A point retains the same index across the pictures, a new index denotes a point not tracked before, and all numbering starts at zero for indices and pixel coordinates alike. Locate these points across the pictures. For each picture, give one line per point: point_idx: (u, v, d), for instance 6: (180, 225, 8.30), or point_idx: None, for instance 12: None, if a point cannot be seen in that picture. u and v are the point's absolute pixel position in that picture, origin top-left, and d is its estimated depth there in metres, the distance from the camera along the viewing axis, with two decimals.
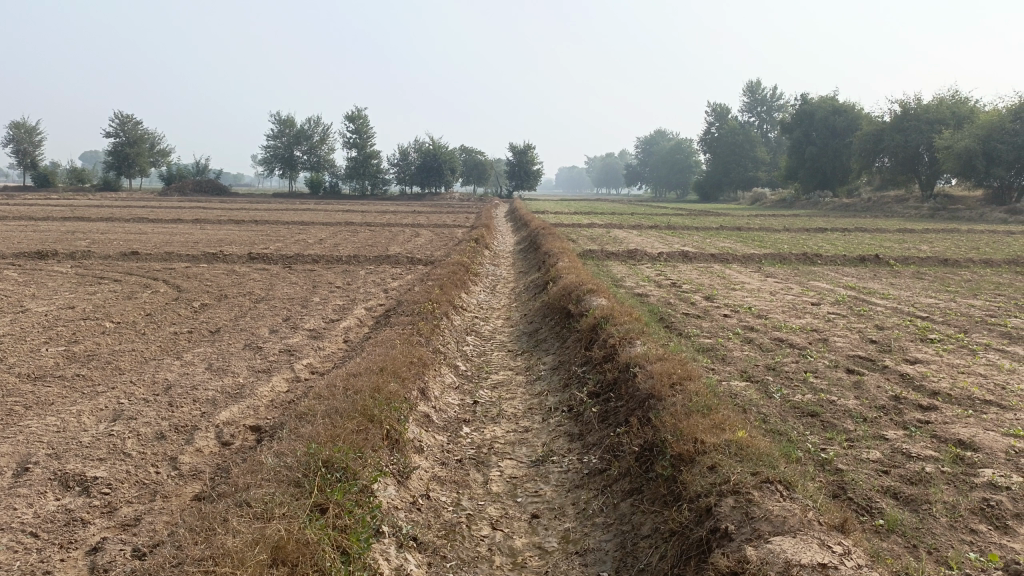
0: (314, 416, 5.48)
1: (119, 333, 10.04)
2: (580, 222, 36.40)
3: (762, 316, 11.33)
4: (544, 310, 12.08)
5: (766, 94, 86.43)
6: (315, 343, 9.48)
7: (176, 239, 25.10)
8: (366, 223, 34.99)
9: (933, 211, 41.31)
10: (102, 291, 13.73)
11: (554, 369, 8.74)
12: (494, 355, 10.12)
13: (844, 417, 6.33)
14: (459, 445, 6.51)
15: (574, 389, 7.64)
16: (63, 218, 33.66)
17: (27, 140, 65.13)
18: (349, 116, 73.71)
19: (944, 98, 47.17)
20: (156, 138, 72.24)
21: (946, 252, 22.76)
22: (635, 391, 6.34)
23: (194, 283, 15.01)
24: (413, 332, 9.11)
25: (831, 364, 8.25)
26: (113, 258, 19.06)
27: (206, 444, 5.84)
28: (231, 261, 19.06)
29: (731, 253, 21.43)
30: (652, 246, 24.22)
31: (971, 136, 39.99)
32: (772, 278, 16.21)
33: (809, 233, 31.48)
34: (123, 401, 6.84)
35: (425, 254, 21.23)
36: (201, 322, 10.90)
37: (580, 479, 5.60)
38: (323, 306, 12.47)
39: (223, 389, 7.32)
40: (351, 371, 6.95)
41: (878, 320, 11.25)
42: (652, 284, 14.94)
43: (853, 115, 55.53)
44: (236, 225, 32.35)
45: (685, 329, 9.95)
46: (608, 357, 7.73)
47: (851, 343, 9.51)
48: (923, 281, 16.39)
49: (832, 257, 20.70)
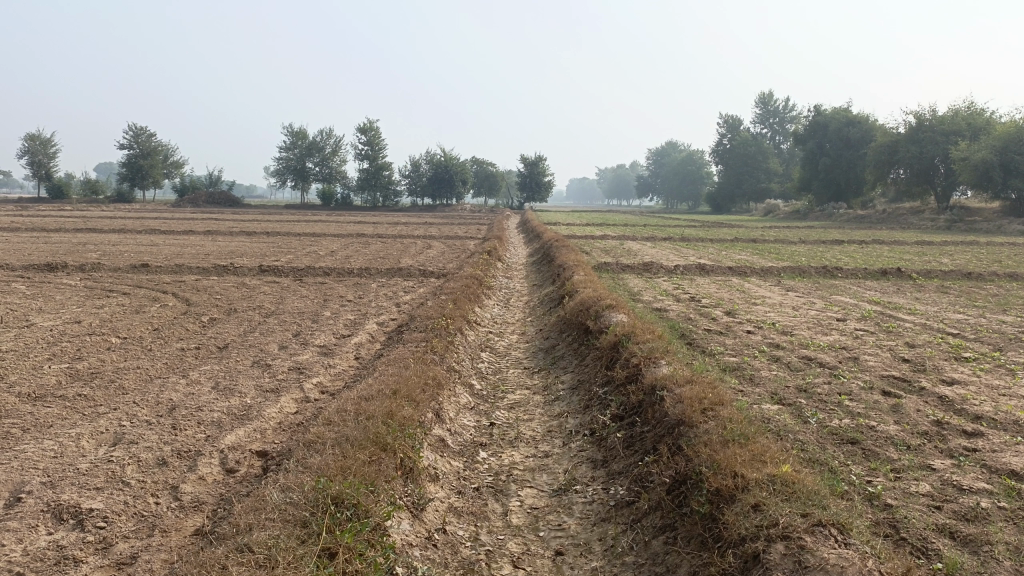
0: (324, 443, 5.15)
1: (125, 349, 9.76)
2: (593, 234, 36.07)
3: (787, 333, 10.95)
4: (560, 325, 11.74)
5: (778, 105, 86.06)
6: (325, 360, 9.18)
7: (187, 251, 24.96)
8: (378, 234, 34.87)
9: (949, 223, 40.70)
10: (109, 305, 13.49)
11: (573, 390, 8.38)
12: (510, 372, 9.78)
13: (886, 446, 5.94)
14: (476, 472, 6.16)
15: (595, 411, 7.29)
16: (75, 229, 33.61)
17: (42, 152, 65.44)
18: (361, 127, 73.90)
19: (960, 109, 46.64)
20: (170, 150, 72.49)
21: (967, 265, 22.29)
22: (662, 416, 5.98)
23: (203, 296, 14.75)
24: (426, 350, 8.79)
25: (865, 385, 7.86)
26: (123, 271, 18.89)
27: (210, 472, 5.53)
28: (241, 273, 18.85)
29: (748, 266, 21.07)
30: (667, 258, 23.89)
31: (988, 147, 39.41)
32: (793, 292, 15.82)
33: (825, 245, 31.02)
34: (124, 423, 6.54)
35: (438, 266, 20.97)
36: (209, 337, 10.62)
37: (607, 511, 5.23)
38: (334, 321, 12.19)
39: (229, 410, 7.01)
40: (363, 392, 6.62)
41: (908, 338, 10.83)
42: (670, 298, 14.60)
43: (868, 126, 55.04)
44: (248, 237, 32.21)
45: (708, 347, 9.58)
46: (631, 378, 7.36)
47: (883, 362, 9.11)
48: (948, 295, 15.95)
49: (852, 270, 20.28)
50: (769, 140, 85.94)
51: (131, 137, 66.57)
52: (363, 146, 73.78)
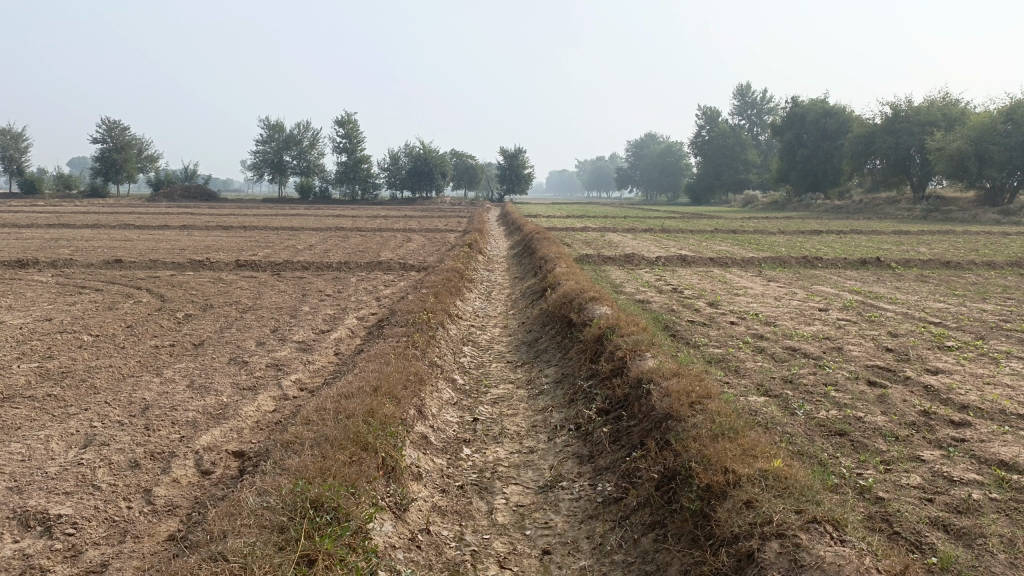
0: (303, 441, 4.99)
1: (97, 347, 9.51)
2: (573, 226, 35.98)
3: (771, 324, 10.89)
4: (543, 318, 11.60)
5: (756, 97, 86.46)
6: (304, 357, 8.99)
7: (162, 246, 24.57)
8: (358, 228, 34.57)
9: (926, 213, 41.07)
10: (82, 301, 13.18)
11: (557, 383, 8.27)
12: (493, 366, 9.65)
13: (874, 437, 5.88)
14: (460, 470, 6.02)
15: (580, 405, 7.17)
16: (48, 225, 33.03)
17: (14, 146, 64.30)
18: (339, 120, 73.36)
19: (935, 99, 47.04)
20: (145, 144, 71.51)
21: (945, 254, 22.46)
22: (650, 410, 5.86)
23: (179, 292, 14.48)
24: (407, 344, 8.62)
25: (851, 376, 7.81)
26: (97, 266, 18.52)
27: (184, 474, 5.34)
28: (218, 268, 18.54)
29: (729, 256, 21.09)
30: (648, 249, 23.90)
31: (963, 137, 39.78)
32: (775, 283, 15.79)
33: (804, 235, 31.17)
34: (95, 424, 6.32)
35: (418, 259, 20.76)
36: (185, 334, 10.38)
37: (594, 508, 5.11)
38: (314, 315, 11.99)
39: (204, 409, 6.81)
40: (344, 389, 6.44)
41: (891, 327, 10.82)
42: (652, 290, 14.53)
43: (844, 117, 55.38)
44: (224, 231, 31.80)
45: (692, 339, 9.50)
46: (617, 372, 7.25)
47: (867, 352, 9.06)
48: (928, 284, 16.01)
49: (833, 260, 20.33)
50: (747, 131, 86.33)
51: (105, 131, 65.52)
52: (341, 140, 73.23)
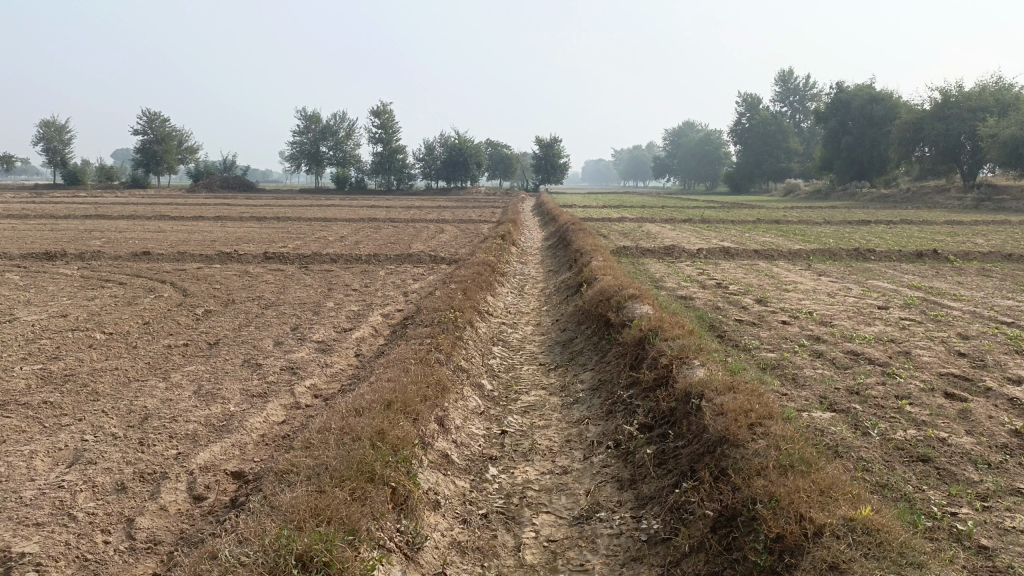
0: (300, 470, 4.33)
1: (108, 346, 9.00)
2: (610, 216, 35.07)
3: (827, 324, 10.00)
4: (578, 316, 10.85)
5: (798, 83, 84.37)
6: (322, 359, 8.40)
7: (193, 237, 24.29)
8: (390, 218, 34.08)
9: (977, 202, 39.39)
10: (102, 296, 12.76)
11: (594, 391, 7.56)
12: (524, 369, 8.97)
13: (964, 464, 5.07)
14: (484, 495, 5.34)
15: (620, 419, 6.44)
16: (84, 216, 33.13)
17: (58, 138, 65.29)
18: (374, 111, 73.24)
19: (987, 84, 45.08)
20: (183, 135, 72.06)
21: (1004, 246, 21.24)
22: (701, 430, 5.12)
23: (202, 286, 13.99)
24: (430, 348, 7.96)
25: (926, 387, 6.97)
26: (124, 259, 18.22)
27: (173, 501, 4.77)
28: (245, 261, 18.08)
29: (775, 248, 20.12)
30: (688, 240, 22.99)
31: (1018, 123, 37.95)
32: (826, 277, 14.86)
33: (852, 225, 29.92)
34: (87, 438, 5.77)
35: (450, 252, 20.18)
36: (200, 332, 9.84)
37: (638, 548, 4.40)
38: (337, 312, 11.39)
39: (207, 420, 6.23)
40: (356, 402, 5.79)
41: (960, 328, 9.90)
42: (695, 285, 13.73)
43: (892, 103, 53.48)
44: (257, 222, 31.46)
45: (742, 341, 8.72)
46: (661, 382, 6.50)
47: (938, 358, 8.19)
48: (992, 279, 14.91)
49: (885, 252, 19.24)
50: (789, 118, 84.26)
51: (145, 123, 66.04)
52: (376, 130, 73.03)
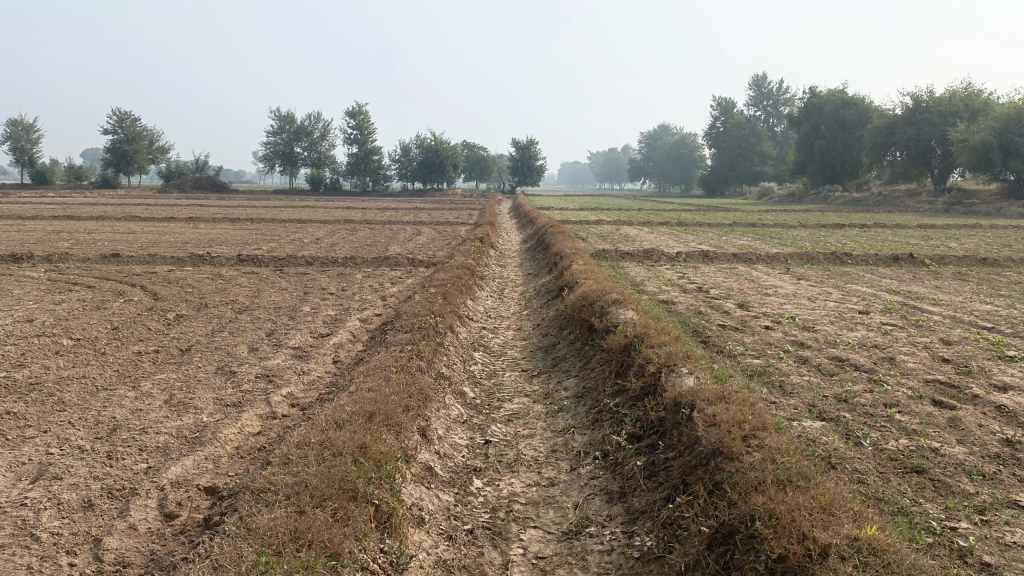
0: (278, 488, 4.12)
1: (74, 353, 8.68)
2: (587, 219, 35.01)
3: (810, 329, 9.94)
4: (560, 321, 10.70)
5: (772, 87, 85.13)
6: (298, 366, 8.17)
7: (164, 239, 23.81)
8: (366, 220, 33.75)
9: (948, 206, 39.90)
10: (69, 300, 12.38)
11: (579, 399, 7.41)
12: (506, 376, 8.79)
13: (959, 476, 4.98)
14: (469, 509, 5.16)
15: (607, 428, 6.28)
16: (52, 216, 32.44)
17: (25, 137, 63.99)
18: (350, 111, 72.72)
19: (957, 90, 45.70)
20: (155, 135, 71.00)
21: (977, 250, 21.45)
22: (693, 442, 4.98)
23: (174, 290, 13.65)
24: (411, 355, 7.76)
25: (913, 394, 6.90)
26: (93, 261, 17.78)
27: (143, 519, 4.54)
28: (219, 263, 17.72)
29: (753, 252, 20.13)
30: (667, 243, 22.96)
31: (986, 128, 38.51)
32: (806, 281, 14.86)
33: (827, 229, 30.11)
34: (51, 451, 5.50)
35: (427, 254, 19.96)
36: (172, 338, 9.54)
37: (632, 565, 4.25)
38: (313, 317, 11.14)
39: (179, 432, 5.98)
40: (336, 413, 5.57)
41: (943, 333, 9.88)
42: (676, 289, 13.65)
43: (864, 107, 54.05)
44: (230, 224, 30.98)
45: (727, 347, 8.61)
46: (649, 392, 6.36)
47: (924, 364, 8.15)
48: (969, 283, 15.00)
49: (862, 256, 19.32)
50: (763, 122, 85.00)
51: (115, 122, 64.98)
52: (352, 131, 72.51)
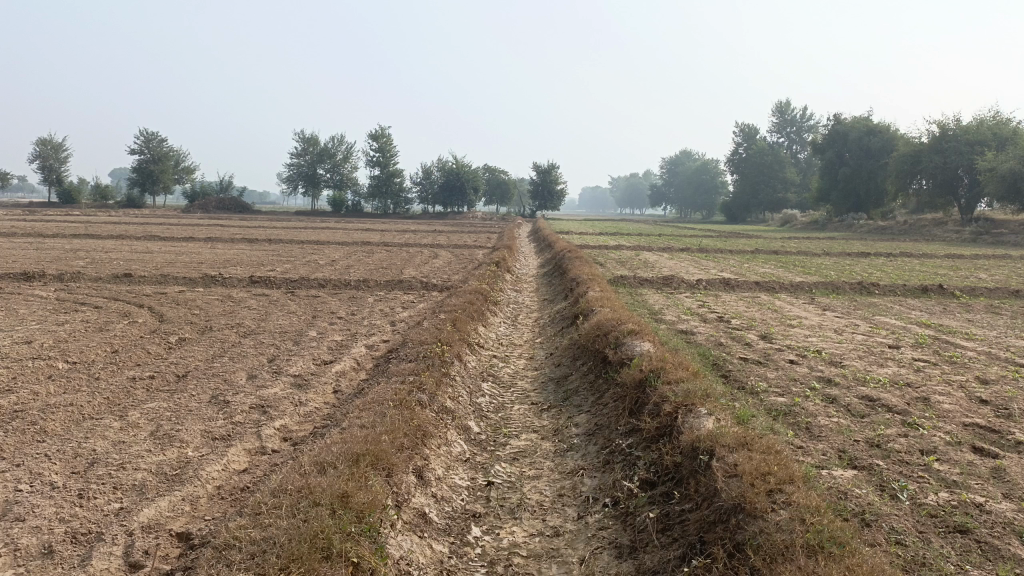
0: (245, 545, 3.71)
1: (66, 378, 8.35)
2: (606, 244, 34.66)
3: (837, 364, 9.42)
4: (573, 351, 10.27)
5: (795, 114, 84.63)
6: (296, 395, 7.79)
7: (180, 259, 23.66)
8: (384, 242, 33.54)
9: (975, 235, 39.01)
10: (73, 320, 12.13)
11: (589, 437, 6.95)
12: (515, 408, 8.35)
13: (1009, 537, 4.44)
14: (464, 562, 4.70)
15: (619, 472, 5.83)
16: (72, 234, 32.51)
17: (53, 157, 64.78)
18: (372, 134, 73.13)
19: (984, 118, 44.96)
20: (180, 155, 71.71)
21: (1009, 282, 20.78)
22: (712, 494, 4.52)
23: (180, 311, 13.37)
24: (412, 387, 7.35)
25: (951, 440, 6.36)
26: (105, 280, 17.60)
27: (105, 569, 4.14)
28: (230, 285, 17.49)
29: (776, 280, 19.60)
30: (687, 270, 22.49)
31: (1015, 157, 37.69)
32: (831, 312, 14.33)
33: (852, 257, 29.48)
34: (20, 488, 5.14)
35: (441, 278, 19.65)
36: (169, 363, 9.21)
37: None
38: (318, 342, 10.78)
39: (159, 468, 5.59)
40: (323, 454, 5.17)
41: (979, 371, 9.32)
42: (695, 318, 13.18)
43: (889, 135, 53.36)
44: (247, 244, 30.90)
45: (749, 383, 8.12)
46: (663, 433, 5.92)
47: (960, 406, 7.59)
48: (1002, 317, 14.36)
49: (889, 286, 18.71)
50: (786, 149, 84.42)
51: (142, 143, 65.68)
52: (374, 154, 72.84)
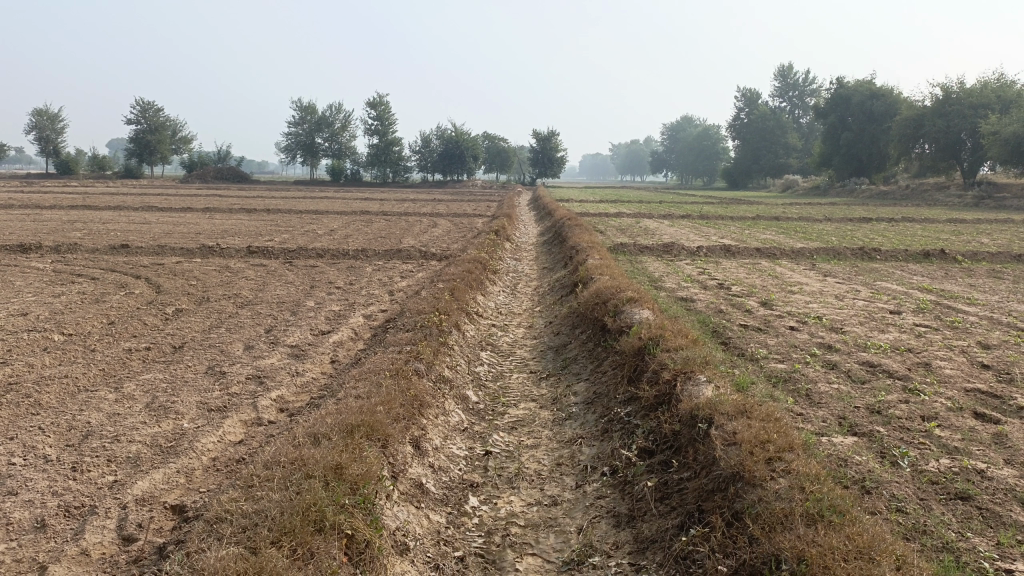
0: (237, 519, 3.68)
1: (62, 350, 8.31)
2: (607, 211, 34.46)
3: (838, 330, 9.35)
4: (573, 319, 10.20)
5: (797, 78, 83.67)
6: (293, 366, 7.74)
7: (177, 230, 23.51)
8: (383, 211, 33.37)
9: (978, 200, 38.74)
10: (70, 292, 12.06)
11: (588, 406, 6.91)
12: (513, 377, 8.30)
13: (1010, 503, 4.39)
14: (461, 532, 4.67)
15: (617, 440, 5.78)
16: (70, 206, 32.31)
17: (50, 128, 64.24)
18: (370, 102, 72.45)
19: (989, 81, 44.39)
20: (177, 125, 71.11)
21: (1011, 246, 20.64)
22: (711, 462, 4.47)
23: (177, 282, 13.28)
24: (409, 357, 7.29)
25: (953, 406, 6.30)
26: (102, 252, 17.49)
27: (98, 543, 4.11)
28: (228, 255, 17.38)
29: (777, 246, 19.47)
30: (688, 237, 22.33)
31: (1020, 120, 37.28)
32: (832, 278, 14.23)
33: (854, 222, 29.32)
34: (13, 461, 5.10)
35: (440, 247, 19.54)
36: (166, 334, 9.15)
37: None
38: (316, 313, 10.71)
39: (154, 440, 5.55)
40: (317, 425, 5.13)
41: (981, 336, 9.25)
42: (696, 285, 13.09)
43: (892, 98, 52.76)
44: (245, 214, 30.73)
45: (749, 350, 8.06)
46: (662, 401, 5.87)
47: (962, 371, 7.54)
48: (1005, 281, 14.27)
49: (891, 252, 18.58)
50: (788, 113, 83.63)
51: (138, 112, 65.09)
52: (372, 121, 72.22)
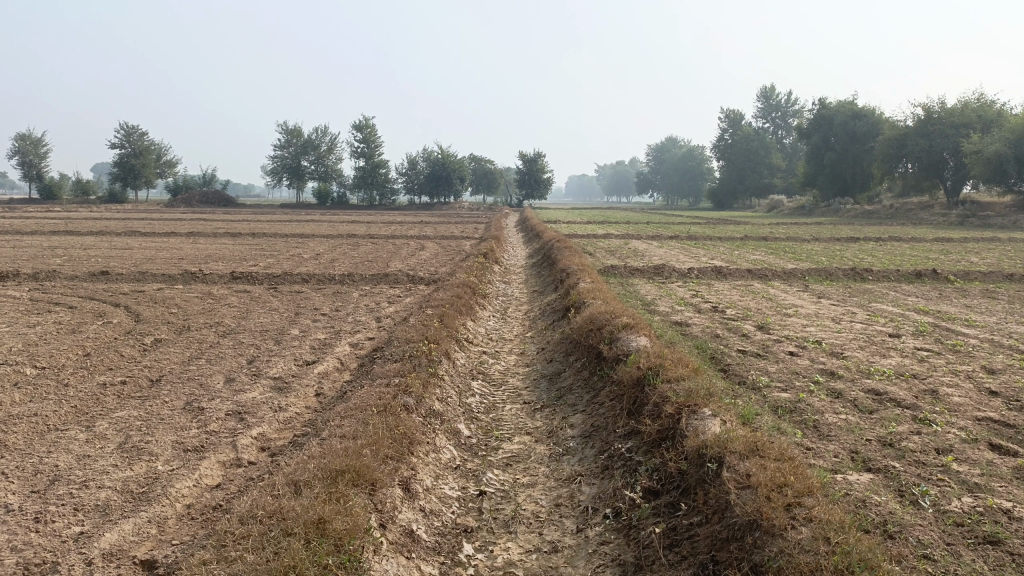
0: None
1: (33, 385, 7.92)
2: (595, 232, 34.31)
3: (839, 355, 9.10)
4: (566, 345, 9.91)
5: (781, 99, 84.37)
6: (276, 399, 7.38)
7: (159, 255, 23.09)
8: (370, 234, 33.06)
9: (962, 219, 38.89)
10: (45, 322, 11.65)
11: (586, 440, 6.59)
12: (506, 408, 7.98)
13: None
14: None
15: (619, 479, 5.47)
16: (51, 231, 31.83)
17: (33, 152, 63.60)
18: (356, 125, 72.33)
19: (970, 101, 44.84)
20: (162, 149, 70.69)
21: (1001, 265, 20.57)
22: (724, 507, 4.17)
23: (157, 311, 12.88)
24: (397, 390, 6.96)
25: (967, 437, 6.03)
26: (81, 279, 17.07)
27: None
28: (211, 281, 16.99)
29: (768, 267, 19.29)
30: (677, 258, 22.16)
31: (1001, 140, 37.53)
32: (827, 299, 14.01)
33: (842, 242, 29.29)
34: None
35: (428, 271, 19.24)
36: (143, 367, 8.77)
37: None
38: (300, 341, 10.35)
39: (125, 485, 5.18)
40: (300, 471, 4.80)
41: (985, 360, 9.01)
42: (689, 308, 12.85)
43: (874, 119, 53.18)
44: (230, 239, 30.32)
45: (750, 378, 7.78)
46: (665, 437, 5.57)
47: (971, 398, 7.28)
48: (999, 302, 14.09)
49: (883, 272, 18.42)
50: (772, 134, 84.23)
51: (123, 136, 64.64)
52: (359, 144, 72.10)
